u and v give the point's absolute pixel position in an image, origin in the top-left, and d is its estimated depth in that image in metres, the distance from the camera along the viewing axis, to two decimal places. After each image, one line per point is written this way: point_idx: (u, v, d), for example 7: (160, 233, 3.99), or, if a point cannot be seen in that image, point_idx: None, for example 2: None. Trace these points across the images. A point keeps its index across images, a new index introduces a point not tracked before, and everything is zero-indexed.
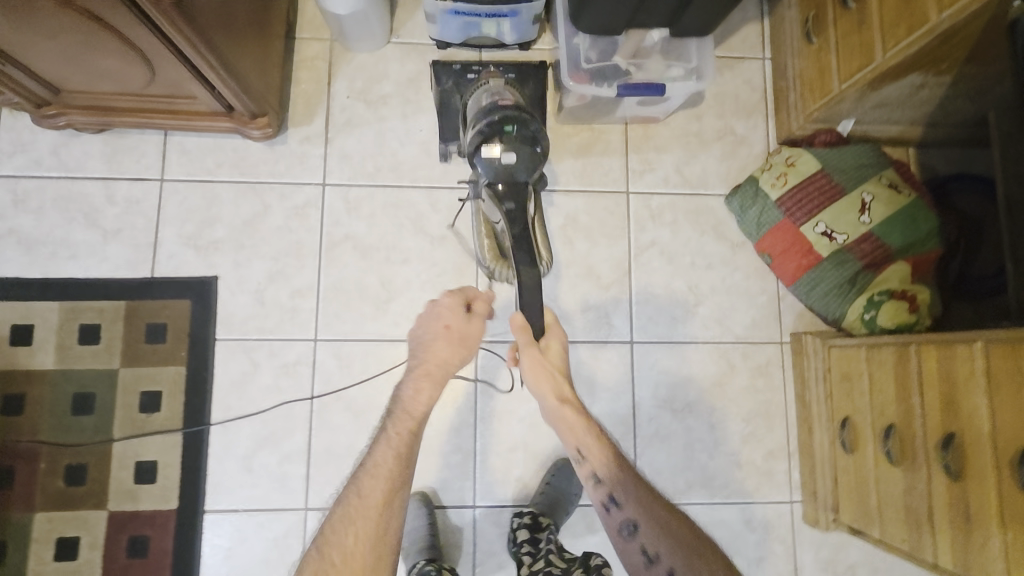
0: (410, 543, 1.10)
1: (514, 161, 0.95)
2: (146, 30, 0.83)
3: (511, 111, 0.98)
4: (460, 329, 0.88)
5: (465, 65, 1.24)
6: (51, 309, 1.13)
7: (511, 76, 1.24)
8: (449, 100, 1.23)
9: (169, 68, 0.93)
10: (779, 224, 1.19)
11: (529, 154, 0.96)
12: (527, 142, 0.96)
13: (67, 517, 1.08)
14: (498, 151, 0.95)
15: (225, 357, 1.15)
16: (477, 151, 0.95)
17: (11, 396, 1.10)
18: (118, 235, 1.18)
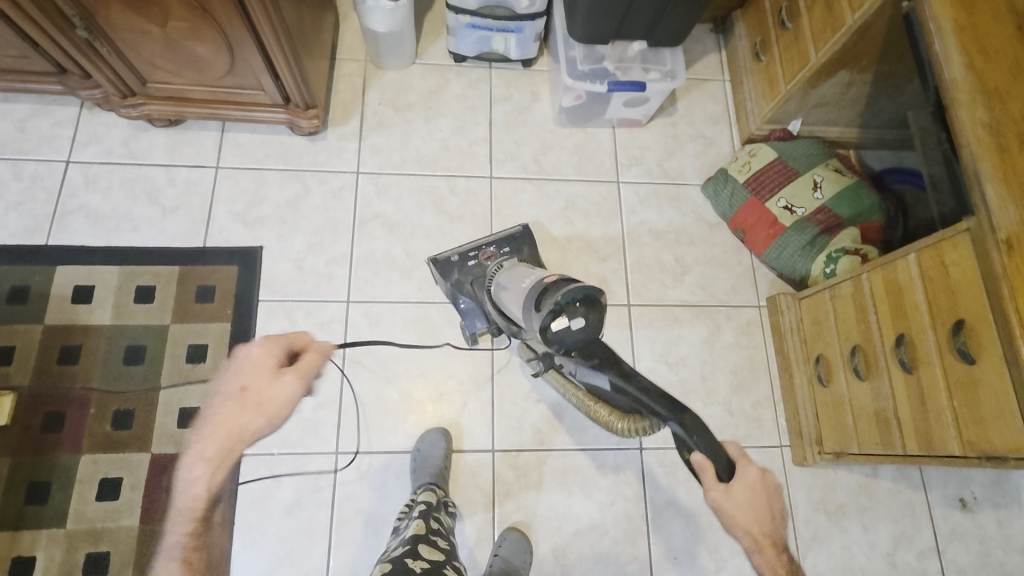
0: (422, 469, 1.17)
1: (581, 329, 0.80)
2: (240, 24, 1.05)
3: (558, 284, 0.87)
4: (263, 392, 0.77)
5: (462, 255, 1.29)
6: (111, 272, 1.26)
7: (503, 248, 1.30)
8: (460, 292, 1.27)
9: (247, 59, 1.15)
10: (748, 202, 1.41)
11: (592, 313, 0.81)
12: (589, 306, 0.81)
13: (115, 458, 1.15)
14: (562, 322, 0.80)
15: (266, 316, 1.28)
16: (543, 332, 0.81)
17: (69, 348, 1.20)
18: (176, 211, 1.33)
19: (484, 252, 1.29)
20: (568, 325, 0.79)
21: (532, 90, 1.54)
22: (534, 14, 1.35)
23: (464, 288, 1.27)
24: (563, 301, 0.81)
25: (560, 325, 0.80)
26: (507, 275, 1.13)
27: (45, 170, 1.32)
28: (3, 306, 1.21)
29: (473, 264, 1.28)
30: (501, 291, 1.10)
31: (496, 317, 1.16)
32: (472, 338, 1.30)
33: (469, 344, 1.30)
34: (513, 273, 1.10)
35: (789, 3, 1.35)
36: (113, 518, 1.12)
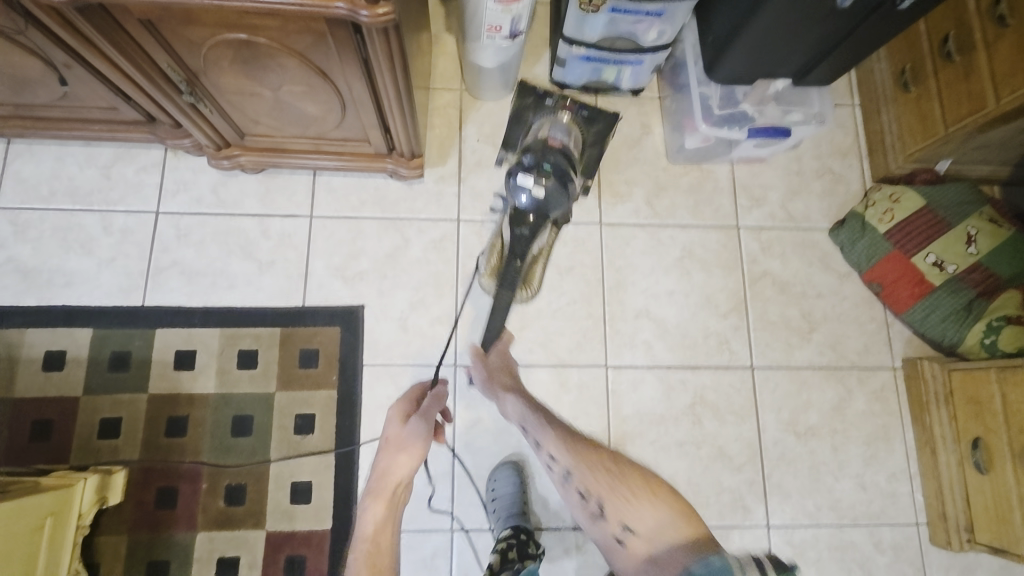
0: (501, 508, 1.15)
1: (546, 194, 1.08)
2: (362, 85, 0.94)
3: (555, 153, 1.13)
4: (398, 436, 1.04)
5: (543, 94, 1.38)
6: (211, 335, 1.20)
7: (583, 112, 1.37)
8: (522, 114, 1.36)
9: (361, 116, 1.04)
10: (890, 255, 1.27)
11: (560, 184, 1.09)
12: (562, 187, 1.10)
13: (232, 537, 1.12)
14: (535, 183, 1.07)
15: (372, 382, 1.21)
16: (513, 175, 1.10)
17: (175, 419, 1.16)
18: (273, 266, 1.25)
19: (564, 104, 1.37)
20: (534, 183, 1.07)
21: (643, 122, 1.39)
22: (663, 46, 1.18)
23: (527, 120, 1.36)
24: (543, 167, 1.09)
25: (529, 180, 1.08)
26: (557, 129, 1.28)
27: (135, 222, 1.25)
28: (106, 374, 1.17)
29: (549, 103, 1.37)
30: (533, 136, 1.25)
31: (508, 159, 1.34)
32: (501, 162, 1.35)
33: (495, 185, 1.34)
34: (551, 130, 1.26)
35: (958, 30, 1.17)
36: None
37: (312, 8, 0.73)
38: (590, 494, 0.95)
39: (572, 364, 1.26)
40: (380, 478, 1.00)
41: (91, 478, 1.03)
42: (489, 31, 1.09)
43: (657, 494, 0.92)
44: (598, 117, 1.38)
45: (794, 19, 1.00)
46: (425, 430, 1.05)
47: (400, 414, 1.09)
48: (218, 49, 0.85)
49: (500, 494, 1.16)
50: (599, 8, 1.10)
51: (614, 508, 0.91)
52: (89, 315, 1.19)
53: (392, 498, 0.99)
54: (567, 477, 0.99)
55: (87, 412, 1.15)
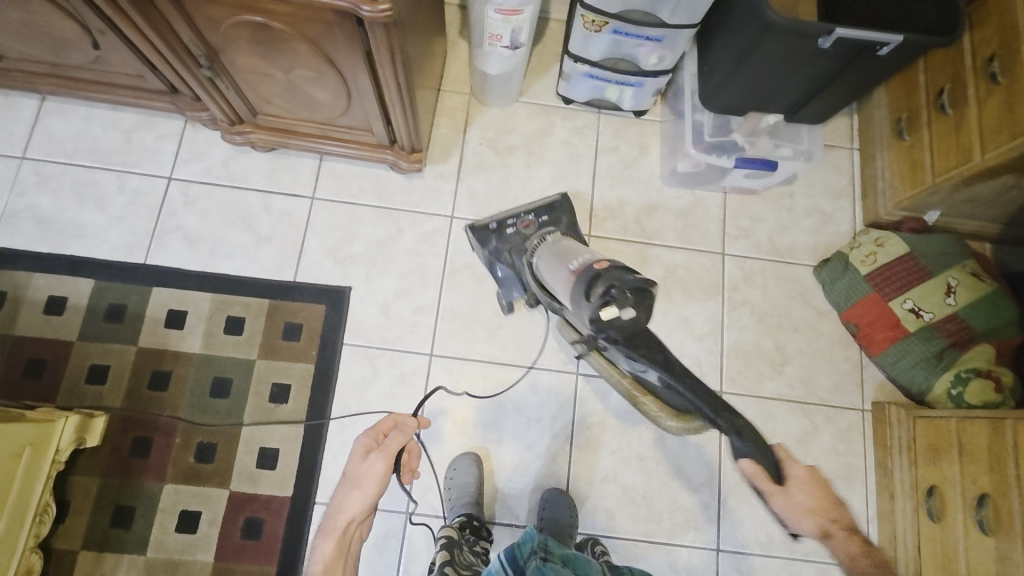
0: (456, 496, 1.19)
1: (632, 316, 0.83)
2: (367, 77, 1.00)
3: (611, 272, 0.88)
4: (358, 471, 0.91)
5: (500, 223, 1.30)
6: (204, 299, 1.27)
7: (543, 218, 1.32)
8: (498, 259, 1.29)
9: (366, 105, 1.10)
10: (868, 297, 1.30)
11: (639, 302, 0.84)
12: (637, 292, 0.84)
13: (196, 492, 1.17)
14: (613, 312, 0.83)
15: (349, 362, 1.26)
16: (591, 321, 0.85)
17: (159, 374, 1.22)
18: (270, 241, 1.32)
19: (522, 220, 1.31)
20: (614, 314, 0.83)
21: (640, 142, 1.44)
22: (661, 71, 1.23)
23: (502, 257, 1.29)
24: (614, 291, 0.84)
25: (609, 313, 0.83)
26: (557, 250, 1.12)
27: (147, 185, 1.32)
28: (101, 324, 1.23)
29: (510, 232, 1.30)
30: (543, 274, 1.10)
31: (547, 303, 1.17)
32: (508, 309, 1.30)
33: (506, 315, 1.31)
34: (553, 258, 1.09)
35: (953, 84, 1.19)
36: (189, 552, 1.14)
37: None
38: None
39: (544, 368, 1.30)
40: (336, 509, 0.90)
41: (71, 418, 1.09)
42: (493, 39, 1.15)
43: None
44: (557, 204, 1.33)
45: (783, 57, 1.05)
46: (384, 467, 0.90)
47: (361, 449, 0.94)
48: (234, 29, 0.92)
49: (456, 483, 1.20)
50: (602, 29, 1.15)
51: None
52: (93, 266, 1.27)
53: (345, 534, 0.89)
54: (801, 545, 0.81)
55: (79, 357, 1.21)
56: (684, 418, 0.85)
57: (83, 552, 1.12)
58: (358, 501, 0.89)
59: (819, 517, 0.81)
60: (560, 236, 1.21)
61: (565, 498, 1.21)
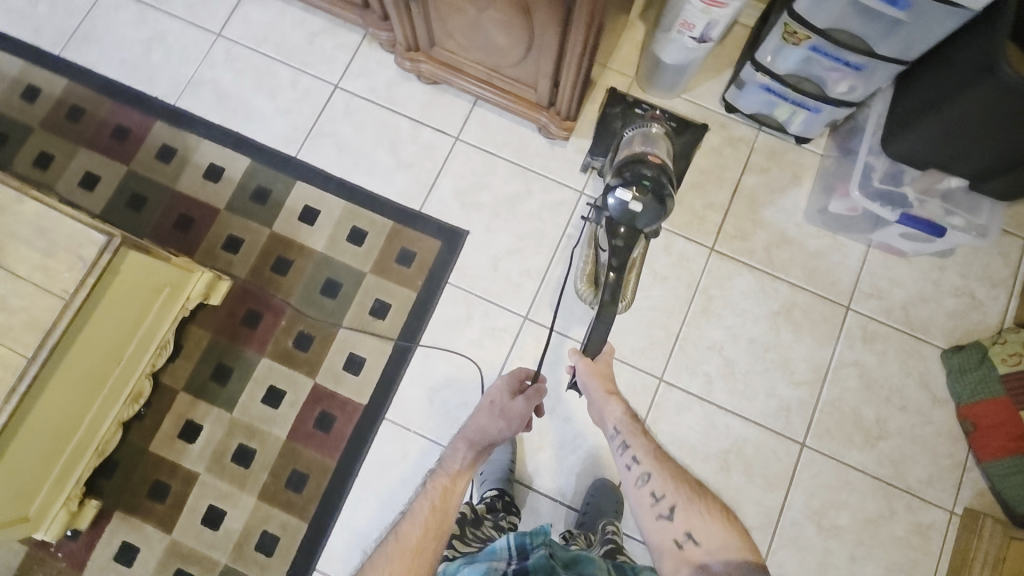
0: (489, 471, 1.21)
1: (640, 211, 0.99)
2: (553, 32, 1.01)
3: (655, 167, 1.06)
4: (504, 404, 0.94)
5: (633, 103, 1.35)
6: (337, 204, 1.35)
7: (671, 123, 1.34)
8: (609, 123, 1.34)
9: (539, 61, 1.11)
10: (996, 399, 1.19)
11: (651, 205, 1.00)
12: (657, 200, 1.00)
13: (286, 374, 1.26)
14: (631, 196, 1.00)
15: (448, 300, 1.31)
16: (613, 188, 1.02)
17: (282, 260, 1.31)
18: (409, 168, 1.38)
19: (650, 112, 1.34)
20: (632, 203, 0.99)
21: (794, 171, 1.37)
22: (846, 101, 1.17)
23: (613, 127, 1.33)
24: (645, 182, 1.02)
25: (627, 197, 1.00)
26: (654, 142, 1.18)
27: (316, 87, 1.41)
28: (246, 201, 1.34)
29: (636, 113, 1.34)
30: (626, 145, 1.20)
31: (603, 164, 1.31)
32: (585, 168, 1.36)
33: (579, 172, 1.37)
34: (646, 137, 1.20)
35: None
36: (267, 423, 1.23)
37: None
38: (665, 498, 0.80)
39: (629, 364, 1.29)
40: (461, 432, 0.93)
41: (206, 274, 1.20)
42: (683, 27, 1.12)
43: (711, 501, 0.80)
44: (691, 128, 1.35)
45: (1003, 112, 0.95)
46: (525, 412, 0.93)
47: (506, 391, 0.96)
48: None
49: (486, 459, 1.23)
50: (800, 43, 1.09)
51: (686, 516, 0.78)
52: (253, 147, 1.37)
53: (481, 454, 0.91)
54: (642, 479, 0.83)
55: (222, 225, 1.33)
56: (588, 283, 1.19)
57: (182, 393, 1.24)
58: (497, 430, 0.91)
59: (609, 385, 0.98)
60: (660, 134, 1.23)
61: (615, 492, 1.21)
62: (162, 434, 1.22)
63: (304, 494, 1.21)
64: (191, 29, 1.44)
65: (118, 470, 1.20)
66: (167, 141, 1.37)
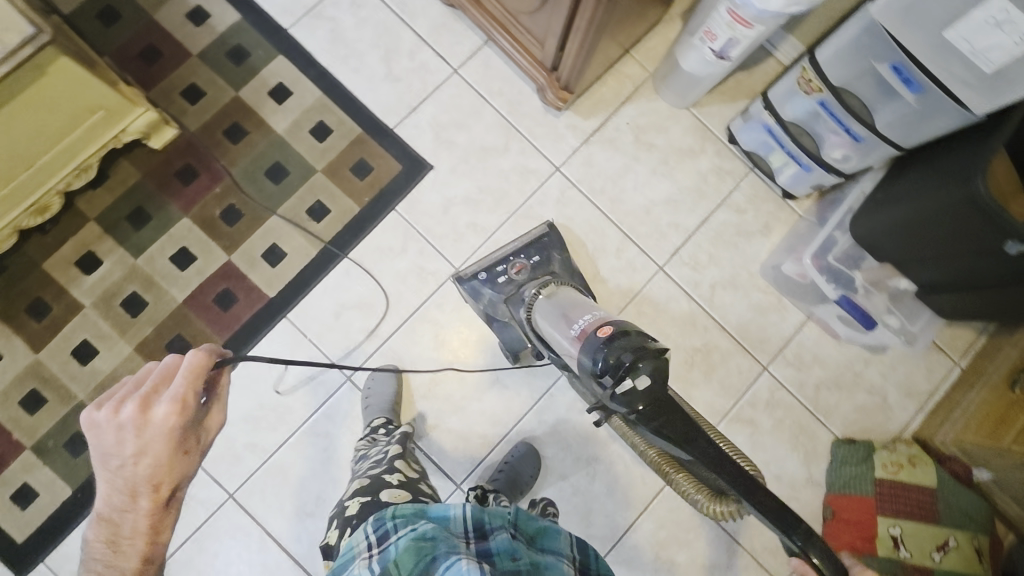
0: (375, 403, 1.19)
1: (649, 381, 0.78)
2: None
3: (624, 340, 0.83)
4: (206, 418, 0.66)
5: (490, 269, 1.22)
6: (312, 93, 1.29)
7: (534, 258, 1.23)
8: (495, 311, 1.20)
9: (553, 11, 1.05)
10: (863, 497, 1.23)
11: (658, 368, 0.80)
12: (652, 352, 0.81)
13: (203, 240, 1.23)
14: (625, 378, 0.79)
15: (388, 225, 1.28)
16: (613, 396, 0.79)
17: (238, 127, 1.26)
18: (395, 82, 1.32)
19: (513, 264, 1.22)
20: (636, 383, 0.78)
21: (766, 221, 1.35)
22: (837, 169, 1.14)
23: (499, 308, 1.19)
24: (622, 357, 0.80)
25: (628, 385, 0.78)
26: (575, 307, 1.04)
27: None
28: (221, 56, 1.28)
29: (503, 278, 1.21)
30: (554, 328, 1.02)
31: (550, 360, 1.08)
32: (512, 356, 1.23)
33: (511, 362, 1.24)
34: (558, 315, 1.04)
35: None
36: (167, 282, 1.20)
37: None
38: None
39: None
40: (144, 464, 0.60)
41: (150, 112, 1.14)
42: (706, 35, 1.07)
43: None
44: (547, 239, 1.26)
45: (958, 228, 0.94)
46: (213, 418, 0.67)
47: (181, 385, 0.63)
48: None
49: (373, 394, 1.20)
50: (811, 94, 1.06)
51: None
52: (246, 4, 1.30)
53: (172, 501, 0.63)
54: None
55: (188, 71, 1.27)
56: (720, 502, 0.73)
57: (92, 223, 1.20)
58: (153, 451, 0.60)
59: None
60: (559, 290, 1.14)
61: (530, 457, 1.22)
62: (59, 256, 1.19)
63: None
64: None
65: (2, 276, 1.17)
66: None
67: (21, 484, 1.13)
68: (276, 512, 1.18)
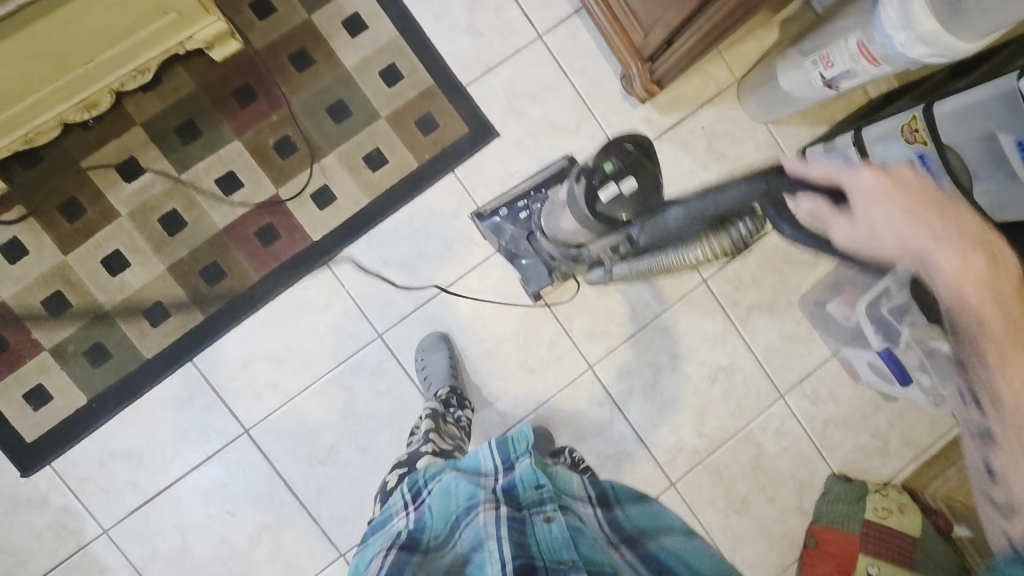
0: (435, 377, 1.16)
1: (634, 183, 0.72)
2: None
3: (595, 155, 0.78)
4: None
5: (511, 206, 1.22)
6: (387, 32, 1.21)
7: None
8: (517, 242, 1.21)
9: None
10: (848, 533, 1.29)
11: (638, 168, 0.72)
12: (633, 154, 0.73)
13: (252, 168, 1.17)
14: (604, 192, 0.72)
15: (443, 188, 1.23)
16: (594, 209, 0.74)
17: (305, 54, 1.18)
18: (475, 37, 1.24)
19: (534, 200, 1.22)
20: (618, 190, 0.72)
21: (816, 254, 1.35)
22: None
23: (522, 246, 1.21)
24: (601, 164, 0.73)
25: (609, 194, 0.72)
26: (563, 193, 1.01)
27: None
28: None
29: (524, 214, 1.21)
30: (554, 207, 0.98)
31: (557, 250, 1.04)
32: (536, 297, 1.25)
33: (530, 301, 1.26)
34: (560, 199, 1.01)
35: None
36: (209, 206, 1.15)
37: None
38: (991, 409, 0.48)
39: (571, 339, 1.28)
40: None
41: (220, 23, 1.06)
42: (821, 60, 1.04)
43: (999, 254, 0.47)
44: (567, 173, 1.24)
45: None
46: None
47: None
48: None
49: (428, 362, 1.19)
50: (913, 144, 1.03)
51: None
52: None
53: None
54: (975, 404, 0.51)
55: None
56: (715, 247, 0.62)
57: (138, 129, 1.13)
58: None
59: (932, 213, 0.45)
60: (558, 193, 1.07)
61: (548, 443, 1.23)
62: (99, 157, 1.12)
63: (213, 289, 1.16)
64: None
65: (37, 167, 1.11)
66: None
67: (37, 384, 1.11)
68: (289, 453, 1.19)
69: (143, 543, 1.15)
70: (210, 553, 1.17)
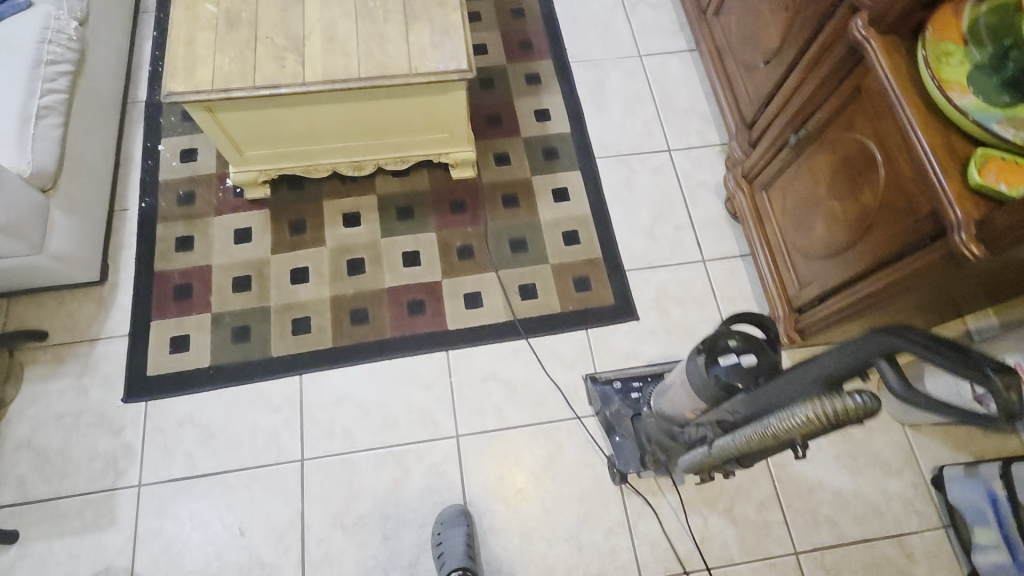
0: (448, 555, 1.08)
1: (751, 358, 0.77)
2: (882, 250, 0.96)
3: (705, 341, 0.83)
4: None
5: (626, 382, 1.27)
6: (582, 209, 1.48)
7: None
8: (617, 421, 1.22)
9: (841, 265, 1.07)
10: None
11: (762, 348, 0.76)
12: (765, 344, 0.77)
13: (434, 256, 1.40)
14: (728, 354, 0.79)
15: (572, 338, 1.34)
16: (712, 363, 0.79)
17: (515, 198, 1.48)
18: (649, 241, 1.46)
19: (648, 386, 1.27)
20: (729, 355, 0.79)
21: None
22: None
23: (621, 425, 1.22)
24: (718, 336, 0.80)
25: (723, 359, 0.79)
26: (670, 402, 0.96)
27: (656, 140, 1.58)
28: (538, 148, 1.54)
29: (635, 396, 1.25)
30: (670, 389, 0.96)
31: (652, 416, 1.07)
32: (619, 480, 1.20)
33: (610, 482, 1.21)
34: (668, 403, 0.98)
35: None
36: (388, 267, 1.38)
37: (933, 178, 0.82)
38: None
39: (630, 539, 1.18)
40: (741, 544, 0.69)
41: (471, 154, 1.40)
42: None
43: None
44: None
45: None
46: None
47: None
48: (837, 140, 1.04)
49: (443, 537, 1.11)
50: None
51: None
52: (581, 126, 1.58)
53: None
54: None
55: (511, 144, 1.54)
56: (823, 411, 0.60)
57: (374, 196, 1.46)
58: None
59: None
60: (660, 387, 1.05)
61: None
62: (337, 203, 1.44)
63: (353, 328, 1.32)
64: (630, 38, 1.72)
65: (295, 191, 1.45)
66: (541, 75, 1.65)
67: (185, 334, 1.29)
68: (322, 499, 1.18)
69: (157, 514, 1.16)
70: (201, 559, 1.13)
